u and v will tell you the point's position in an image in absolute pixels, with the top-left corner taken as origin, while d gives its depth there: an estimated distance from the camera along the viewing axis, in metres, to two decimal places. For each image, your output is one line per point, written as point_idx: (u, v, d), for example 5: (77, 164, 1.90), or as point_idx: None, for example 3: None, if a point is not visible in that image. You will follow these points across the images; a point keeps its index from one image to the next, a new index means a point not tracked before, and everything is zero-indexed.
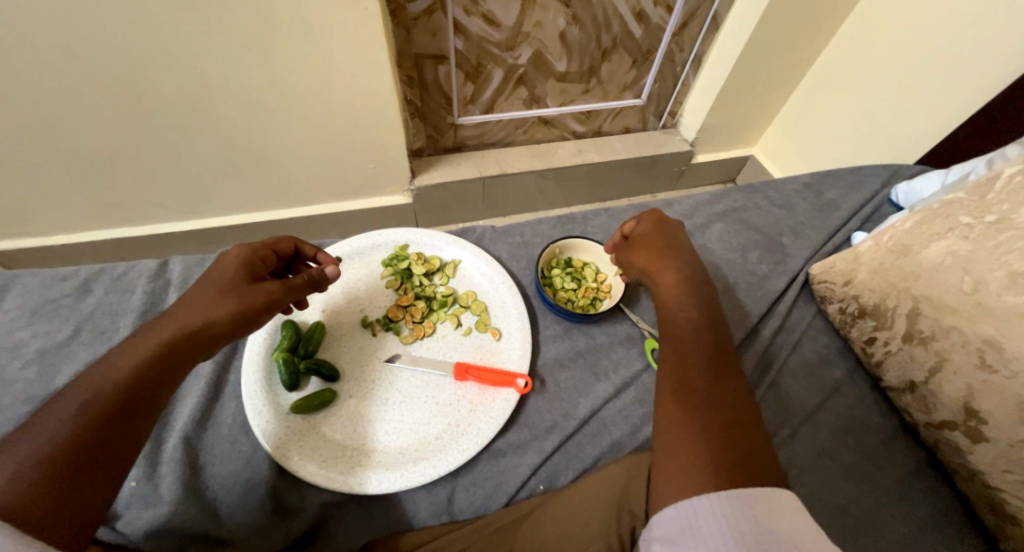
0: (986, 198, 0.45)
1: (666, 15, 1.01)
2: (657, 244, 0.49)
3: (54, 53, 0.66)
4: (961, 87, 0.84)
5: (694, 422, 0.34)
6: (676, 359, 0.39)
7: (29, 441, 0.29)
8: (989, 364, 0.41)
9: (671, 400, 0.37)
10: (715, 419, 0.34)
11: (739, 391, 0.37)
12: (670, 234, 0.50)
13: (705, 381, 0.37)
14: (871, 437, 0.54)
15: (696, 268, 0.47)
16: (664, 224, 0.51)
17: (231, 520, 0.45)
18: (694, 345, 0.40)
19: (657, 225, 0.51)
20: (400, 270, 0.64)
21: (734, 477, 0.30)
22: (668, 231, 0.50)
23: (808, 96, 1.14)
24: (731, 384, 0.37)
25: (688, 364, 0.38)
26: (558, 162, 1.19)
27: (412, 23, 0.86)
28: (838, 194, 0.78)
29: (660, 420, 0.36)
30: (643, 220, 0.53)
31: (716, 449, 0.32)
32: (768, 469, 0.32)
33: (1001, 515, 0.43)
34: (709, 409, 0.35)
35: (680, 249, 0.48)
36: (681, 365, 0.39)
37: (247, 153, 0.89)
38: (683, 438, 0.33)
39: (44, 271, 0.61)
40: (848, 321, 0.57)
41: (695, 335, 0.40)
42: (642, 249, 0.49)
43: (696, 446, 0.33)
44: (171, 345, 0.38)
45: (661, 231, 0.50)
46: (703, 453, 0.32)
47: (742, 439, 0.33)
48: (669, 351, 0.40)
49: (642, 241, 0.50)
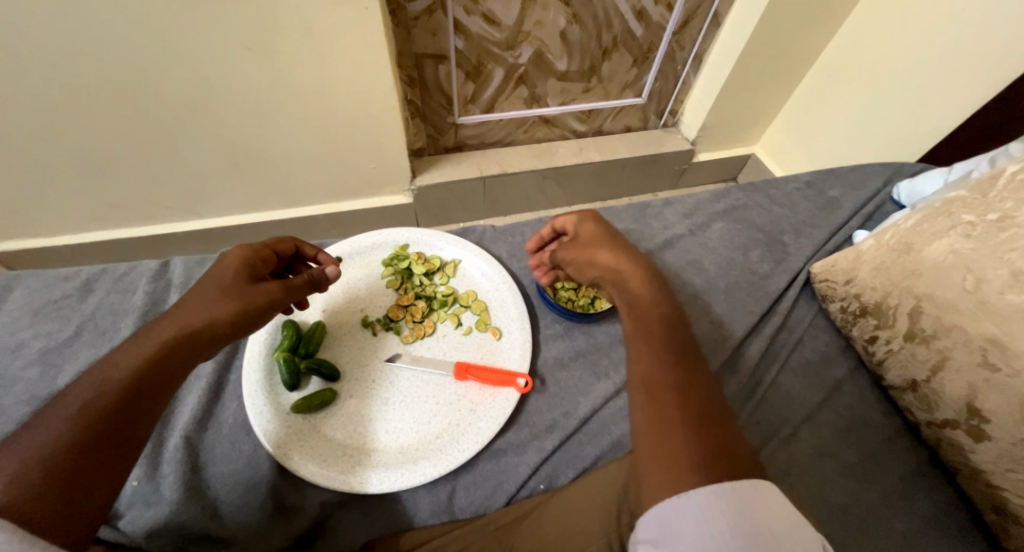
0: (989, 196, 0.45)
1: (666, 14, 1.01)
2: (604, 245, 0.51)
3: (55, 54, 0.66)
4: (962, 84, 0.83)
5: (674, 419, 0.34)
6: (644, 355, 0.40)
7: (33, 439, 0.29)
8: (991, 362, 0.41)
9: (647, 398, 0.36)
10: (691, 412, 0.34)
11: (709, 385, 0.38)
12: (613, 235, 0.52)
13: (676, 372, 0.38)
14: (873, 436, 0.54)
15: (648, 266, 0.49)
16: (604, 225, 0.54)
17: (231, 520, 0.45)
18: (658, 339, 0.41)
19: (600, 227, 0.53)
20: (401, 270, 0.64)
21: (718, 473, 0.30)
22: (610, 233, 0.53)
23: (810, 94, 1.13)
24: (699, 373, 0.39)
25: (656, 360, 0.39)
26: (559, 162, 1.19)
27: (412, 23, 0.86)
28: (840, 193, 0.78)
29: (639, 419, 0.36)
30: (583, 222, 0.54)
31: (698, 445, 0.32)
32: (749, 463, 0.32)
33: (1004, 514, 0.43)
34: (683, 402, 0.35)
35: (629, 251, 0.50)
36: (649, 361, 0.39)
37: (248, 153, 0.89)
38: (665, 436, 0.33)
39: (46, 272, 0.61)
40: (849, 320, 0.57)
41: (658, 329, 0.42)
42: (595, 250, 0.51)
43: (678, 442, 0.32)
44: (173, 345, 0.38)
45: (606, 233, 0.52)
46: (687, 448, 0.32)
47: (717, 430, 0.33)
48: (636, 350, 0.41)
49: (589, 242, 0.52)
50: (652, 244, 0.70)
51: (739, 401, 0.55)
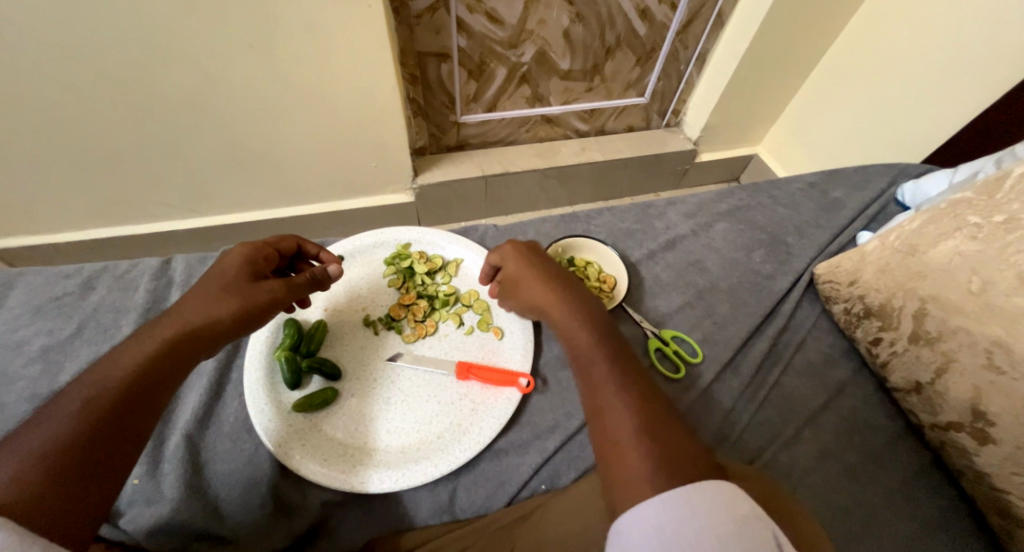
0: (995, 198, 0.45)
1: (670, 13, 1.01)
2: (530, 276, 0.49)
3: (56, 51, 0.66)
4: (967, 85, 0.83)
5: (624, 434, 0.33)
6: (588, 389, 0.38)
7: (34, 436, 0.29)
8: (996, 364, 0.41)
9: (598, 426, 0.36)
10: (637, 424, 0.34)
11: (651, 392, 0.37)
12: (537, 262, 0.51)
13: (620, 393, 0.36)
14: (876, 438, 0.54)
15: (575, 288, 0.48)
16: (528, 253, 0.52)
17: (232, 519, 0.45)
18: (594, 362, 0.40)
19: (523, 256, 0.52)
20: (402, 269, 0.64)
21: (679, 474, 0.30)
22: (536, 259, 0.51)
23: (813, 94, 1.13)
24: (638, 384, 0.37)
25: (598, 387, 0.38)
26: (561, 161, 1.19)
27: (414, 21, 0.86)
28: (844, 193, 0.78)
29: (598, 449, 0.35)
30: (505, 256, 0.53)
31: (654, 449, 0.32)
32: (705, 464, 0.32)
33: (1007, 518, 0.43)
34: (628, 418, 0.34)
35: (555, 276, 0.49)
36: (591, 391, 0.38)
37: (250, 151, 0.89)
38: (621, 454, 0.33)
39: (48, 269, 0.61)
40: (853, 321, 0.57)
41: (594, 350, 0.41)
42: (526, 286, 0.49)
43: (633, 453, 0.32)
44: (172, 344, 0.38)
45: (530, 261, 0.51)
46: (644, 454, 0.32)
47: (668, 437, 0.33)
48: (581, 385, 0.39)
49: (518, 279, 0.50)
50: (655, 244, 0.70)
51: (741, 402, 0.55)
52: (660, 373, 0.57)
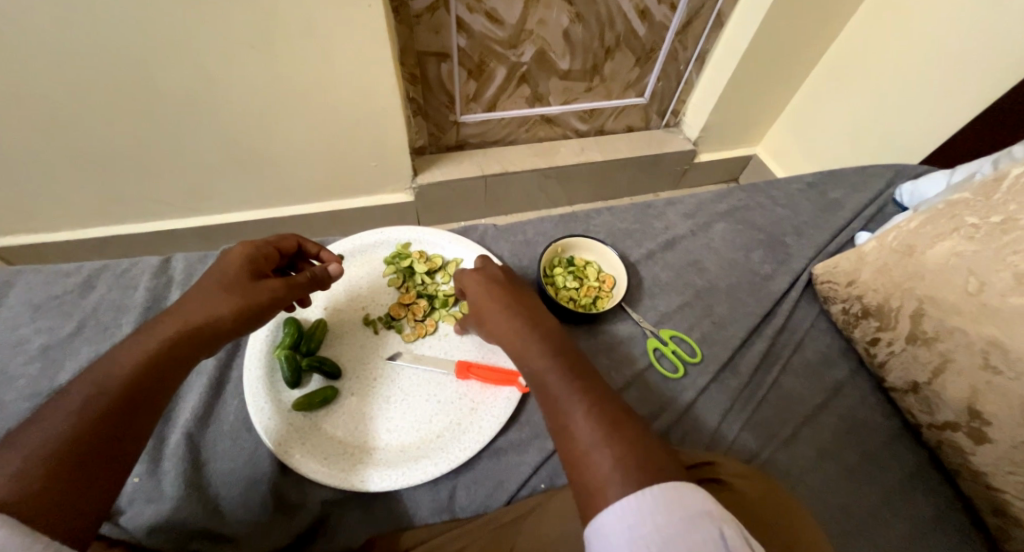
0: (992, 198, 0.45)
1: (669, 14, 1.01)
2: (486, 296, 0.49)
3: (56, 49, 0.66)
4: (964, 87, 0.83)
5: (587, 440, 0.33)
6: (549, 406, 0.37)
7: (35, 435, 0.29)
8: (993, 365, 0.41)
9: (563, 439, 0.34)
10: (599, 429, 0.33)
11: (605, 395, 0.37)
12: (493, 281, 0.51)
13: (579, 402, 0.36)
14: (874, 437, 0.54)
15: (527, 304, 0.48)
16: (485, 277, 0.51)
17: (232, 517, 0.45)
18: (548, 374, 0.39)
19: (483, 279, 0.51)
20: (402, 269, 0.64)
21: (651, 474, 0.30)
22: (493, 281, 0.51)
23: (812, 95, 1.13)
24: (589, 389, 0.37)
25: (557, 398, 0.37)
26: (560, 161, 1.19)
27: (415, 21, 0.86)
28: (843, 194, 0.78)
29: (566, 464, 0.33)
30: (467, 281, 0.52)
31: (618, 450, 0.32)
32: (669, 464, 0.31)
33: (1004, 516, 0.43)
34: (586, 425, 0.34)
35: (509, 295, 0.49)
36: (554, 406, 0.37)
37: (250, 150, 0.89)
38: (586, 463, 0.32)
39: (48, 268, 0.61)
40: (851, 321, 0.57)
41: (546, 362, 0.40)
42: (488, 308, 0.48)
43: (598, 459, 0.31)
44: (174, 342, 0.38)
45: (489, 284, 0.50)
46: (609, 456, 0.31)
47: (630, 435, 0.33)
48: (542, 403, 0.38)
49: (478, 302, 0.50)
50: (654, 244, 0.70)
51: (739, 402, 0.55)
52: (659, 373, 0.57)
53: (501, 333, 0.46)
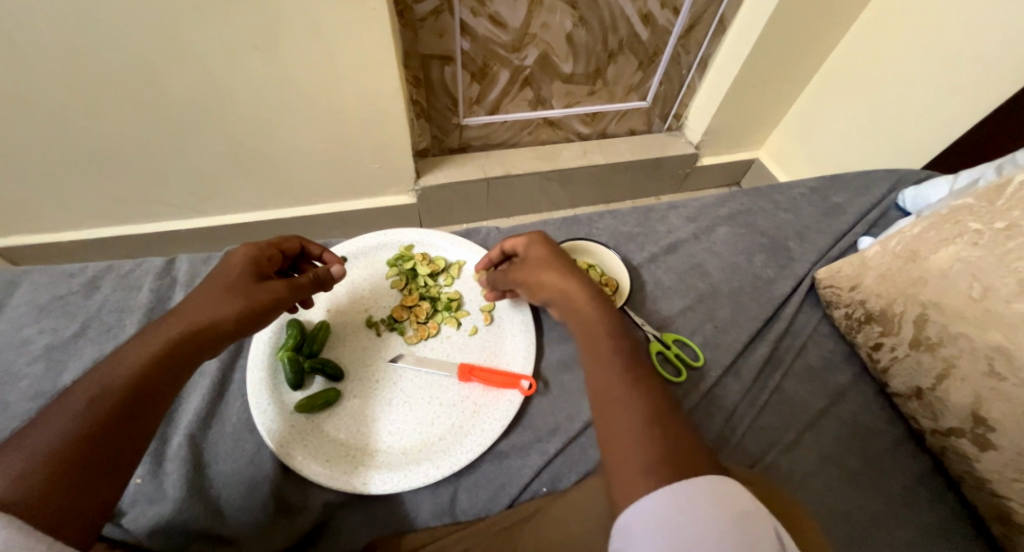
0: (995, 204, 0.45)
1: (672, 18, 1.01)
2: (551, 267, 0.51)
3: (63, 52, 0.67)
4: (967, 92, 0.83)
5: (630, 430, 0.33)
6: (599, 382, 0.39)
7: (40, 435, 0.30)
8: (997, 371, 0.41)
9: (607, 418, 0.36)
10: (643, 421, 0.34)
11: (657, 387, 0.37)
12: (560, 254, 0.52)
13: (631, 386, 0.37)
14: (877, 443, 0.54)
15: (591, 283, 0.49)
16: (548, 243, 0.54)
17: (234, 518, 0.45)
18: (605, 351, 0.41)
19: (546, 246, 0.53)
20: (406, 270, 0.65)
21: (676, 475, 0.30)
22: (556, 250, 0.53)
23: (814, 100, 1.14)
24: (643, 378, 0.38)
25: (609, 376, 0.38)
26: (563, 164, 1.19)
27: (419, 24, 0.86)
28: (845, 198, 0.78)
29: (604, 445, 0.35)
30: (532, 246, 0.53)
31: (657, 448, 0.32)
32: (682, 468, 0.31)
33: (1008, 524, 0.43)
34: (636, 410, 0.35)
35: (573, 269, 0.51)
36: (604, 381, 0.38)
37: (254, 151, 0.89)
38: (624, 451, 0.33)
39: (53, 268, 0.61)
40: (854, 326, 0.57)
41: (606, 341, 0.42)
42: (545, 272, 0.50)
43: (636, 451, 0.32)
44: (178, 343, 0.38)
45: (550, 250, 0.52)
46: (646, 451, 0.32)
47: (674, 432, 0.33)
48: (593, 376, 0.40)
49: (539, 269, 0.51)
50: (657, 248, 0.70)
51: (742, 406, 0.55)
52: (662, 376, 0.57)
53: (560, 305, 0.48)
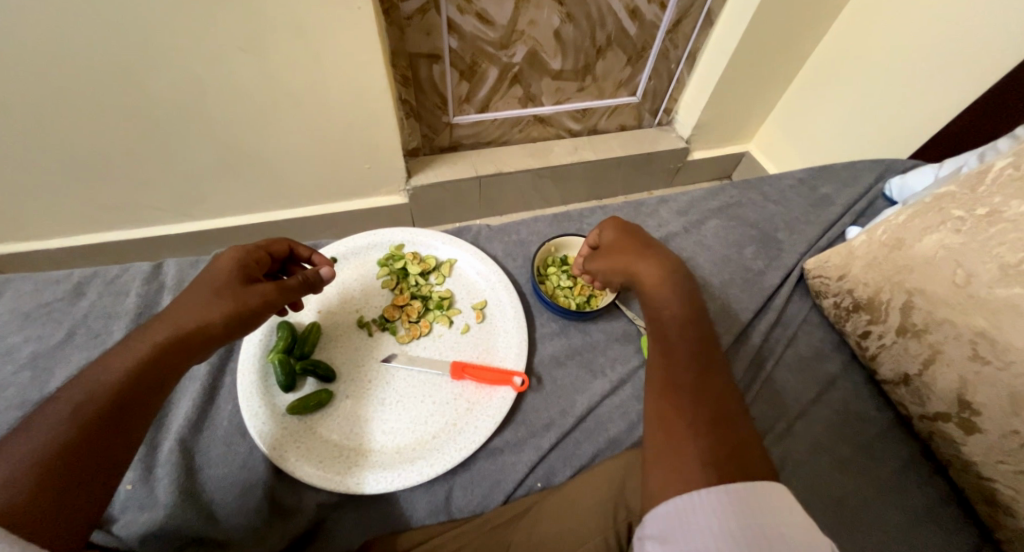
0: (977, 191, 0.46)
1: (659, 13, 1.01)
2: (623, 245, 0.51)
3: (45, 55, 0.66)
4: (951, 81, 0.84)
5: (681, 420, 0.36)
6: (663, 365, 0.41)
7: (21, 446, 0.29)
8: (981, 355, 0.41)
9: (661, 397, 0.39)
10: (697, 413, 0.36)
11: (722, 387, 0.39)
12: (634, 232, 0.52)
13: (690, 380, 0.39)
14: (867, 429, 0.54)
15: (670, 261, 0.49)
16: (625, 225, 0.54)
17: (227, 523, 0.45)
18: (677, 340, 0.42)
19: (623, 227, 0.53)
20: (396, 270, 0.64)
21: (718, 472, 0.32)
22: (632, 231, 0.53)
23: (802, 92, 1.14)
24: (707, 374, 0.40)
25: (672, 362, 0.41)
26: (554, 161, 1.19)
27: (406, 23, 0.86)
28: (833, 189, 0.78)
29: (649, 417, 0.38)
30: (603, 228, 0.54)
31: (706, 445, 0.34)
32: (694, 466, 0.33)
33: (995, 506, 0.43)
34: (692, 406, 0.37)
35: (650, 247, 0.50)
36: (666, 363, 0.41)
37: (242, 154, 0.89)
38: (670, 435, 0.36)
39: (38, 276, 0.61)
40: (843, 315, 0.57)
41: (679, 329, 0.43)
42: (611, 252, 0.51)
43: (685, 438, 0.35)
44: (166, 346, 0.38)
45: (624, 232, 0.52)
46: (691, 448, 0.34)
47: (728, 431, 0.35)
48: (658, 359, 0.42)
49: (611, 247, 0.52)
50: None
51: None
52: None
53: (631, 283, 0.49)
